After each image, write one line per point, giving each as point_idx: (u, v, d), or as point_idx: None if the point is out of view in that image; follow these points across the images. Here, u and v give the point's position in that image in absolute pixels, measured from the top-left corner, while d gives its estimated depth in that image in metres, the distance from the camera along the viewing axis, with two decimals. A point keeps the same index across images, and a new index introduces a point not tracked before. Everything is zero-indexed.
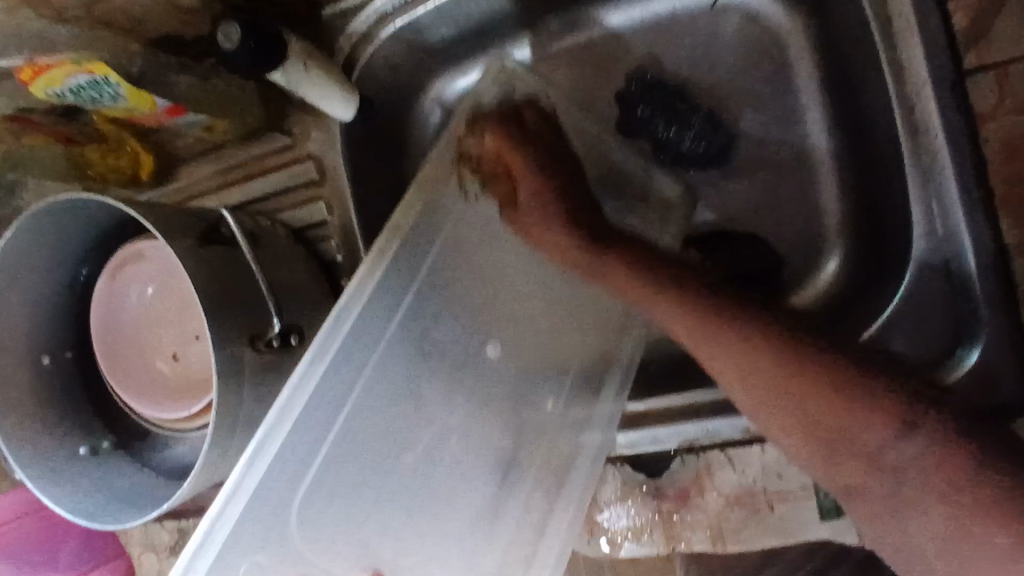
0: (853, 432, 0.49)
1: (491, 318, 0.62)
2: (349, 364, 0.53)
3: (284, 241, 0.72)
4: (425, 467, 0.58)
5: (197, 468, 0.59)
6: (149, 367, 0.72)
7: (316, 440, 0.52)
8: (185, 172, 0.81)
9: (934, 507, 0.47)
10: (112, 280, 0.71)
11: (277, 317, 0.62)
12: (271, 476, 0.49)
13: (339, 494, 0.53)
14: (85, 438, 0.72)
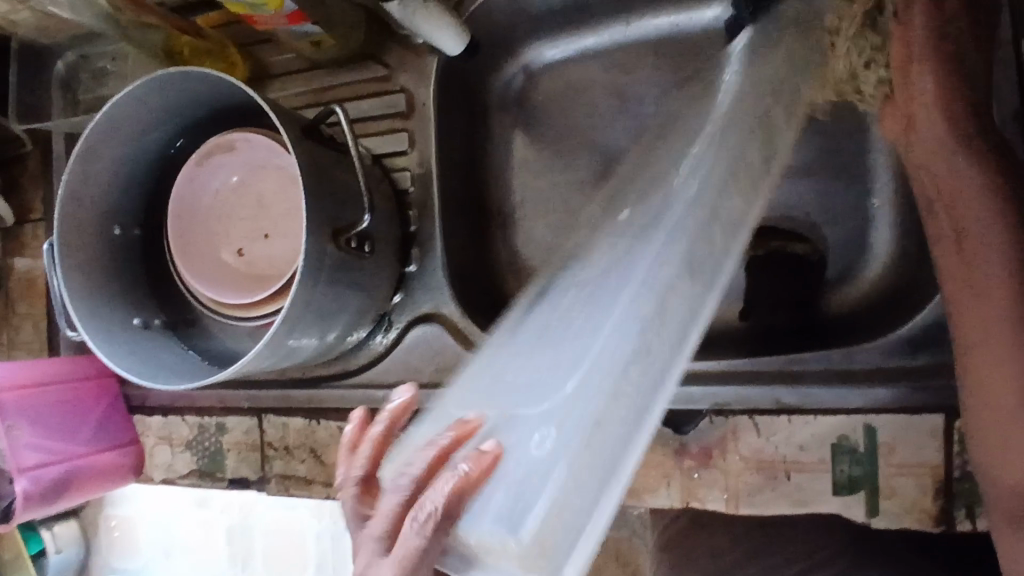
0: (1002, 344, 0.48)
1: (619, 234, 0.61)
2: (631, 305, 0.52)
3: (367, 161, 0.75)
4: (533, 348, 0.57)
5: (260, 343, 0.62)
6: (214, 255, 0.75)
7: (580, 361, 0.50)
8: (276, 85, 0.85)
9: None
10: (197, 166, 0.74)
11: (366, 217, 0.66)
12: (556, 387, 0.48)
13: (500, 387, 0.53)
14: (138, 311, 0.75)
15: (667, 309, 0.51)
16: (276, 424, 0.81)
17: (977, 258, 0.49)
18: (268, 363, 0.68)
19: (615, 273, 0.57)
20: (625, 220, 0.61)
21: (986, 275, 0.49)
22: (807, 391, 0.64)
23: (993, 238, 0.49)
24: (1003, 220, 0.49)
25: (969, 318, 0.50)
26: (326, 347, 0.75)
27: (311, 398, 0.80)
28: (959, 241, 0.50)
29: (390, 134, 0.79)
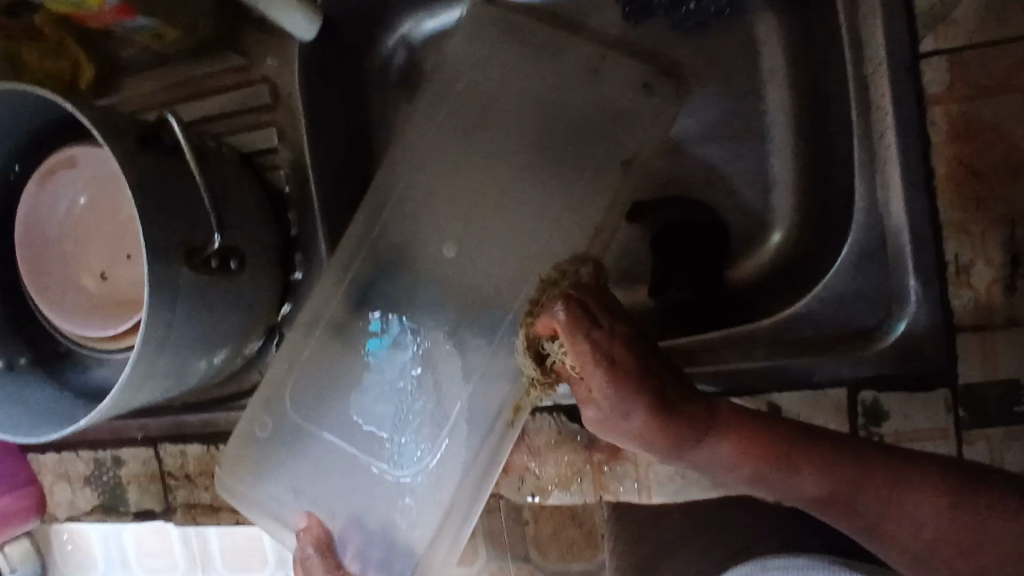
0: (901, 520, 0.46)
1: (442, 289, 0.64)
2: (429, 351, 0.63)
3: (232, 163, 0.68)
4: (361, 405, 0.64)
5: (119, 385, 0.56)
6: (74, 283, 0.69)
7: (388, 395, 0.63)
8: (129, 83, 0.77)
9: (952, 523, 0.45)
10: (39, 186, 0.67)
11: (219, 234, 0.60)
12: (371, 425, 0.63)
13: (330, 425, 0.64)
14: (0, 352, 0.68)
15: (449, 358, 0.62)
16: (172, 453, 0.75)
17: (831, 454, 0.47)
18: (142, 399, 0.63)
19: (413, 311, 0.64)
20: (433, 257, 0.65)
21: (835, 476, 0.47)
22: (710, 374, 0.61)
23: (730, 468, 0.47)
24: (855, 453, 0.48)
25: (865, 500, 0.47)
26: (213, 371, 0.70)
27: (207, 424, 0.75)
28: (846, 484, 0.47)
29: (256, 130, 0.72)
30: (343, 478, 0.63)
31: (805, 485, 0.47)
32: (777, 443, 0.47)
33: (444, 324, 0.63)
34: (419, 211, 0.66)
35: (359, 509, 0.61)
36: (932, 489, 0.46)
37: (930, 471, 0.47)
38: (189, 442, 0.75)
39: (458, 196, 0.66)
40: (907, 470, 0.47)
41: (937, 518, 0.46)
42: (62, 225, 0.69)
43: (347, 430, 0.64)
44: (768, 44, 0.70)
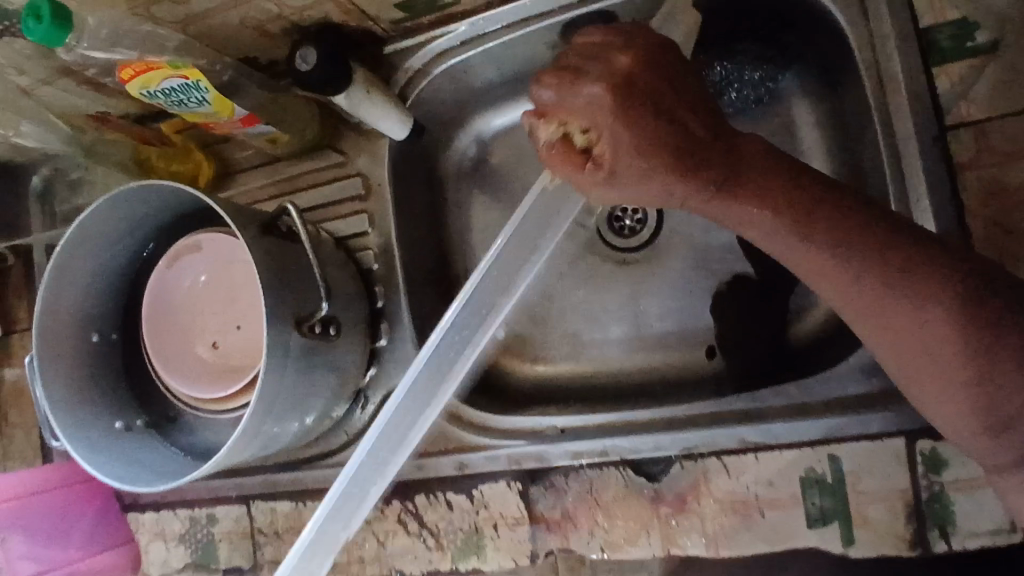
0: (907, 272, 0.47)
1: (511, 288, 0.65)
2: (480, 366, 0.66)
3: (329, 245, 0.79)
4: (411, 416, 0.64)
5: (229, 445, 0.64)
6: (188, 351, 0.78)
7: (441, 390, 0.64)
8: (238, 182, 0.89)
9: (812, 262, 0.51)
10: (166, 268, 0.77)
11: (325, 304, 0.69)
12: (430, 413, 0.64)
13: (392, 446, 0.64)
14: (120, 414, 0.77)
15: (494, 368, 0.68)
16: (264, 510, 0.82)
17: (883, 304, 0.48)
18: (248, 454, 0.71)
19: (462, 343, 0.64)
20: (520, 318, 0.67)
21: (890, 308, 0.48)
22: (767, 428, 0.65)
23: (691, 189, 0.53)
24: (939, 284, 0.46)
25: (830, 277, 0.50)
26: (304, 432, 0.77)
27: (297, 480, 0.81)
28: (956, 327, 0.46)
29: (350, 216, 0.83)
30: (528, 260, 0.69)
31: (901, 318, 0.48)
32: (853, 296, 0.49)
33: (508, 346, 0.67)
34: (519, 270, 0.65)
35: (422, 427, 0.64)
36: (943, 296, 0.46)
37: (992, 299, 0.45)
38: (280, 499, 0.81)
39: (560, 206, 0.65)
40: (955, 270, 0.47)
41: (927, 329, 0.47)
42: (179, 302, 0.78)
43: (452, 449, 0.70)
44: (807, 123, 0.77)
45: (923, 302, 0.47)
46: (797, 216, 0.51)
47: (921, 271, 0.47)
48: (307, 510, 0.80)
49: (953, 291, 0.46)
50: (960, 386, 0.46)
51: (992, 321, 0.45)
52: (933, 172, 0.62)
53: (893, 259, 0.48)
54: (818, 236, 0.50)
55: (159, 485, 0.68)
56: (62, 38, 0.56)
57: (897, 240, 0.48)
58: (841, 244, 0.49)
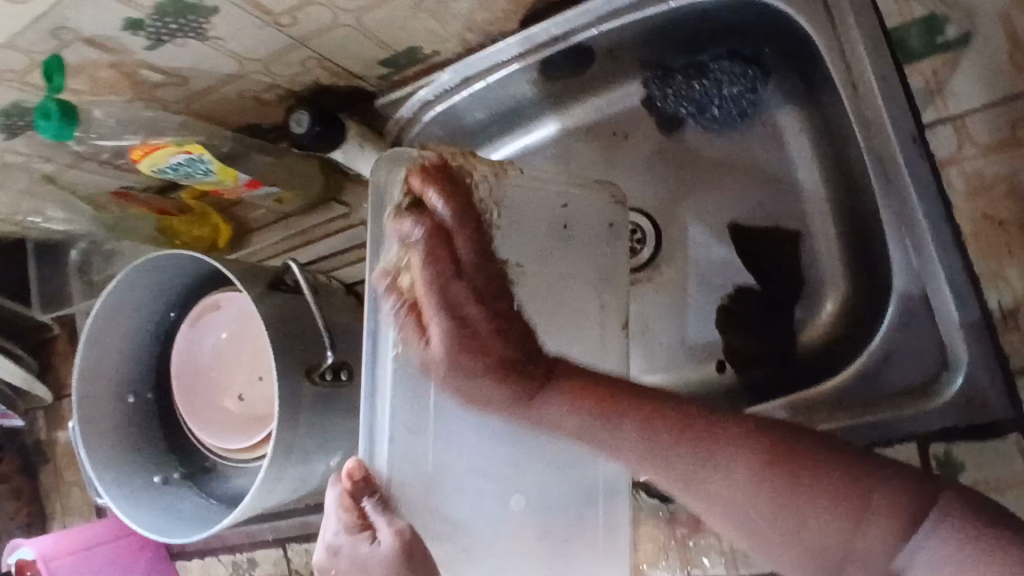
0: (729, 440, 0.51)
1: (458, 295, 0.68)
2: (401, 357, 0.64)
3: (339, 293, 0.82)
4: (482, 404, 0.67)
5: (253, 491, 0.67)
6: (218, 404, 0.82)
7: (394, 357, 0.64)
8: (255, 240, 0.95)
9: (720, 485, 0.51)
10: (191, 327, 0.82)
11: (332, 352, 0.71)
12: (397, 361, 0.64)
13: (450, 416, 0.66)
14: (158, 468, 0.82)
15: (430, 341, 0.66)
16: (300, 551, 0.85)
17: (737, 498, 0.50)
18: (277, 498, 0.74)
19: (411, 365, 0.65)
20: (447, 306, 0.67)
21: (776, 533, 0.49)
22: None
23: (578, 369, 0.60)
24: (753, 442, 0.50)
25: (720, 501, 0.51)
26: (330, 474, 0.81)
27: (326, 522, 0.84)
28: (788, 487, 0.48)
29: (360, 264, 0.88)
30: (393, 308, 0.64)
31: (720, 488, 0.51)
32: (750, 504, 0.49)
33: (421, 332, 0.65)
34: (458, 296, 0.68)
35: (541, 489, 0.67)
36: (758, 457, 0.50)
37: (801, 449, 0.49)
38: (312, 540, 0.84)
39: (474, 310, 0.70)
40: (742, 432, 0.51)
41: (758, 486, 0.49)
42: (206, 358, 0.83)
43: (491, 524, 0.66)
44: (793, 131, 0.77)
45: (758, 473, 0.49)
46: (668, 480, 0.53)
47: (732, 437, 0.51)
48: None
49: (763, 439, 0.50)
50: (831, 538, 0.47)
51: (807, 454, 0.48)
52: (917, 173, 0.62)
53: (711, 424, 0.52)
54: (669, 435, 0.53)
55: (194, 535, 0.72)
56: (71, 133, 0.64)
57: (746, 462, 0.50)
58: (672, 412, 0.54)
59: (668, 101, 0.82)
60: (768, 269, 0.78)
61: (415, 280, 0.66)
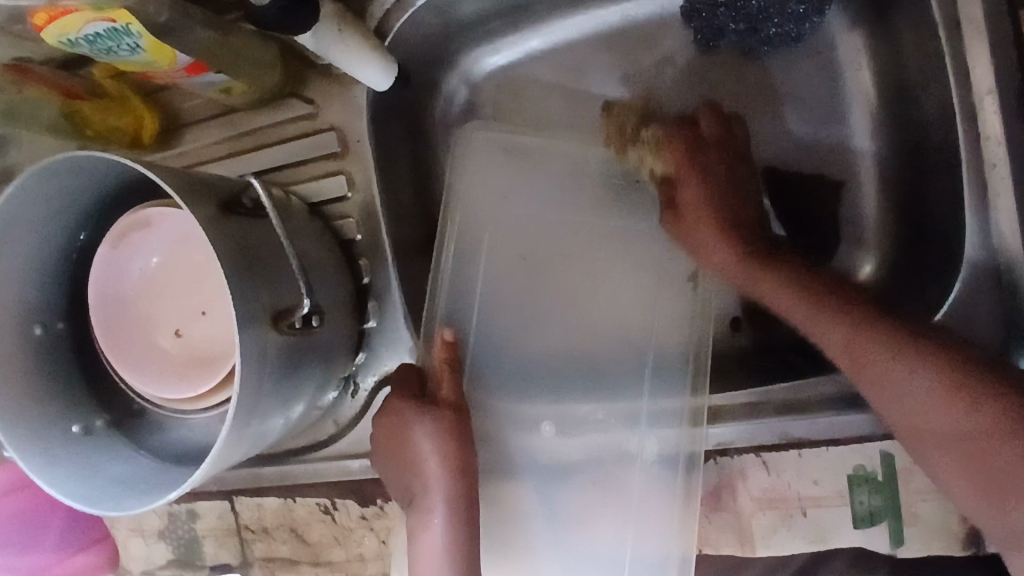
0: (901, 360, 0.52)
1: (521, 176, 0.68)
2: (483, 209, 0.68)
3: (302, 215, 0.68)
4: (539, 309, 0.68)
5: (212, 455, 0.54)
6: (148, 342, 0.68)
7: (471, 222, 0.67)
8: (189, 136, 0.77)
9: (950, 444, 0.51)
10: (113, 248, 0.67)
11: (308, 298, 0.59)
12: (468, 221, 0.67)
13: (497, 298, 0.67)
14: (77, 417, 0.67)
15: (523, 220, 0.68)
16: (250, 505, 0.75)
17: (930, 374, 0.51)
18: (235, 458, 0.61)
19: (489, 228, 0.68)
20: (518, 187, 0.68)
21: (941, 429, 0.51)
22: (812, 420, 0.59)
23: (832, 322, 0.56)
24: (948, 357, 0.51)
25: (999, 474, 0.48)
26: (289, 425, 0.69)
27: (282, 476, 0.74)
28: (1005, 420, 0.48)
29: (324, 178, 0.71)
30: (482, 181, 0.68)
31: (946, 423, 0.50)
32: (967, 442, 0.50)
33: (505, 196, 0.68)
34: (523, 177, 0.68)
35: (588, 437, 0.65)
36: (935, 372, 0.51)
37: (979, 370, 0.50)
38: (266, 494, 0.75)
39: (494, 196, 0.68)
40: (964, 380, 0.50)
41: (933, 395, 0.50)
42: (131, 287, 0.68)
43: (528, 457, 0.65)
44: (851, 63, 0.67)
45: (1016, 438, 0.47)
46: (924, 407, 0.51)
47: (925, 349, 0.51)
48: (297, 506, 0.74)
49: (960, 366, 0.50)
50: None
51: None
52: (1013, 136, 0.54)
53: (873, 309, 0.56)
54: (879, 336, 0.53)
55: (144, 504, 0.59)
56: None
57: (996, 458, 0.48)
58: (870, 321, 0.54)
59: (716, 14, 0.67)
60: (802, 221, 0.69)
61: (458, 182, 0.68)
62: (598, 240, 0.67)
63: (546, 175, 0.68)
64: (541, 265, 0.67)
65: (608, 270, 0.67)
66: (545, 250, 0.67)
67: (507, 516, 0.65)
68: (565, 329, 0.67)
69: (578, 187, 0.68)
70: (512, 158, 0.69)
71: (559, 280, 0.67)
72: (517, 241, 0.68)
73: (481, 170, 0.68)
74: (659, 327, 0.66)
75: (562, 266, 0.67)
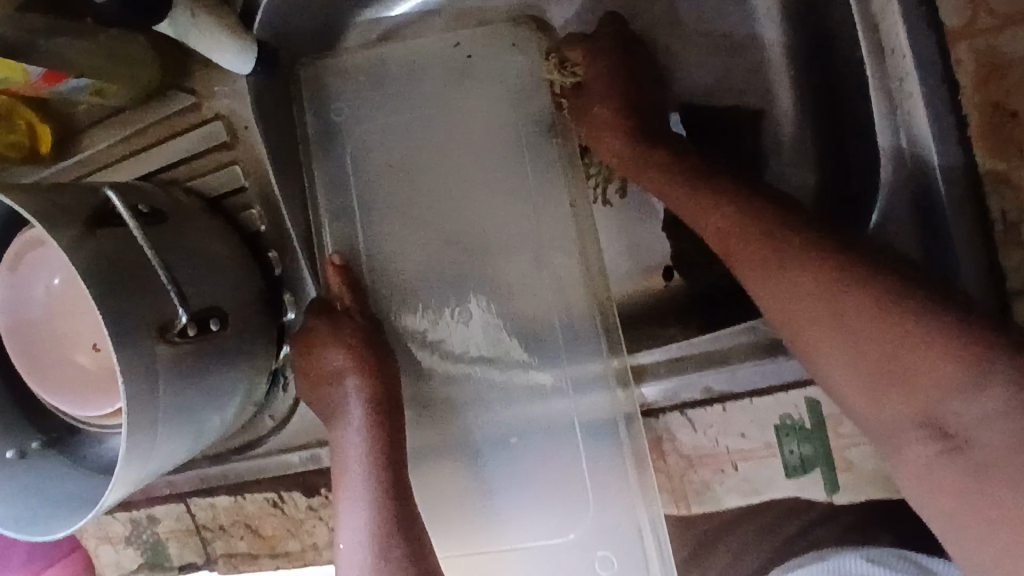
0: (782, 257, 0.48)
1: (415, 102, 0.65)
2: (378, 139, 0.66)
3: (197, 212, 0.65)
4: (438, 234, 0.64)
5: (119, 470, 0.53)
6: (67, 361, 0.67)
7: (367, 151, 0.66)
8: (85, 142, 0.74)
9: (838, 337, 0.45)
10: (13, 271, 0.67)
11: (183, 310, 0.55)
12: (365, 154, 0.66)
13: (398, 224, 0.65)
14: (10, 441, 0.66)
15: (420, 144, 0.65)
16: (204, 506, 0.76)
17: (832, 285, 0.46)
18: (160, 468, 0.60)
19: (383, 159, 0.66)
20: (413, 112, 0.65)
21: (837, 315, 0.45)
22: (732, 372, 0.57)
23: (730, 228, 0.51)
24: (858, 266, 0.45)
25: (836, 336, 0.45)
26: (222, 428, 0.68)
27: (228, 473, 0.74)
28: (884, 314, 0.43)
29: (220, 171, 0.69)
30: (378, 112, 0.66)
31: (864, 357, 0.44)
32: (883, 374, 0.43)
33: (399, 125, 0.66)
34: (415, 104, 0.65)
35: (529, 387, 0.61)
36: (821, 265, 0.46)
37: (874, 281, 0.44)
38: (217, 493, 0.75)
39: (382, 138, 0.66)
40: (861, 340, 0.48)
41: (822, 297, 0.45)
42: (41, 307, 0.68)
43: (478, 426, 0.62)
44: None
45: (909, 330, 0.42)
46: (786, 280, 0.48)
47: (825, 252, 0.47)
48: (247, 502, 0.74)
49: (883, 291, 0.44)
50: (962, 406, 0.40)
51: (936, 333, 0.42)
52: (921, 47, 0.48)
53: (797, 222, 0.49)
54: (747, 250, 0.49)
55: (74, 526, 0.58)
56: None
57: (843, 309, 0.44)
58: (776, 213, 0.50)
59: None
60: (726, 157, 0.64)
61: (354, 116, 0.67)
62: (492, 171, 0.63)
63: (439, 106, 0.65)
64: (441, 211, 0.64)
65: (505, 199, 0.63)
66: (441, 188, 0.64)
67: (452, 499, 0.62)
68: (474, 271, 0.63)
69: (474, 111, 0.64)
70: (394, 89, 0.66)
71: (456, 208, 0.64)
72: (413, 174, 0.65)
73: (375, 100, 0.66)
74: (589, 266, 0.61)
75: (459, 193, 0.64)
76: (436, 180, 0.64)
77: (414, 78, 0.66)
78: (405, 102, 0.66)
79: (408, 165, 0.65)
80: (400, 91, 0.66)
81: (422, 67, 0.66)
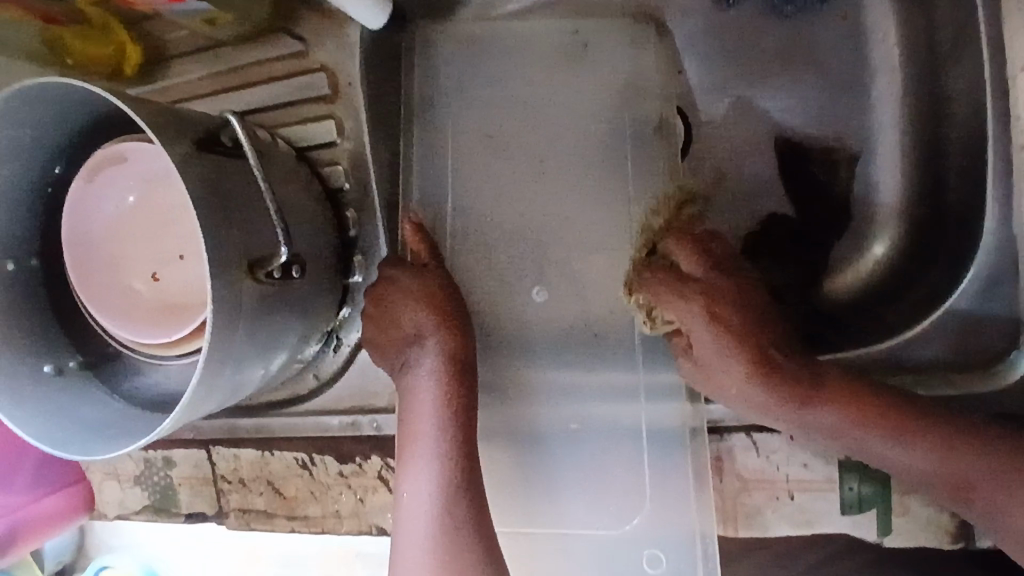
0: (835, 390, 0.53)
1: (518, 79, 0.66)
2: (476, 106, 0.66)
3: (287, 158, 0.65)
4: (523, 214, 0.64)
5: (186, 397, 0.51)
6: (122, 286, 0.66)
7: (461, 117, 0.66)
8: (172, 71, 0.73)
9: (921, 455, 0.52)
10: (87, 184, 0.64)
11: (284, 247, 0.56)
12: (460, 119, 0.66)
13: (484, 197, 0.65)
14: (50, 356, 0.64)
15: (517, 120, 0.65)
16: (227, 456, 0.74)
17: (872, 409, 0.52)
18: (208, 409, 0.57)
19: (478, 129, 0.66)
20: (514, 87, 0.66)
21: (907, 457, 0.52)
22: None
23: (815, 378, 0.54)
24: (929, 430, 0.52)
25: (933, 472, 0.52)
26: (270, 378, 0.66)
27: (261, 427, 0.73)
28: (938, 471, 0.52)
29: (313, 121, 0.68)
30: (479, 82, 0.66)
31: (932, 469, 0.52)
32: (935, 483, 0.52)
33: (499, 97, 0.66)
34: (518, 82, 0.66)
35: (604, 390, 0.62)
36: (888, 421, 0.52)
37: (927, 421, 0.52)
38: (243, 446, 0.73)
39: (480, 110, 0.66)
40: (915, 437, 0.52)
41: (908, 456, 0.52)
42: (107, 226, 0.66)
43: (544, 417, 0.62)
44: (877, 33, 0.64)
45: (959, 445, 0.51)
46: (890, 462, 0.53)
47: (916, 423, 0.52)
48: (274, 460, 0.72)
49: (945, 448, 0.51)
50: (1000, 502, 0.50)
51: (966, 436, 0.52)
52: None
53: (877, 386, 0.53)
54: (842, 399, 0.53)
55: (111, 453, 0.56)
56: None
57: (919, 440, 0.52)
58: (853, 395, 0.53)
59: None
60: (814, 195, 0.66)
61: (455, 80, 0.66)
62: (587, 159, 0.64)
63: (542, 88, 0.65)
64: (531, 194, 0.64)
65: (596, 191, 0.63)
66: (534, 169, 0.64)
67: (512, 483, 0.62)
68: (555, 255, 0.63)
69: (577, 98, 0.65)
70: (498, 62, 0.66)
71: (545, 193, 0.64)
72: (507, 149, 0.65)
73: (478, 70, 0.66)
74: None
75: (550, 176, 0.64)
76: (530, 160, 0.65)
77: (521, 55, 0.66)
78: (510, 77, 0.66)
79: (503, 141, 0.65)
80: (506, 67, 0.66)
81: (530, 45, 0.66)
